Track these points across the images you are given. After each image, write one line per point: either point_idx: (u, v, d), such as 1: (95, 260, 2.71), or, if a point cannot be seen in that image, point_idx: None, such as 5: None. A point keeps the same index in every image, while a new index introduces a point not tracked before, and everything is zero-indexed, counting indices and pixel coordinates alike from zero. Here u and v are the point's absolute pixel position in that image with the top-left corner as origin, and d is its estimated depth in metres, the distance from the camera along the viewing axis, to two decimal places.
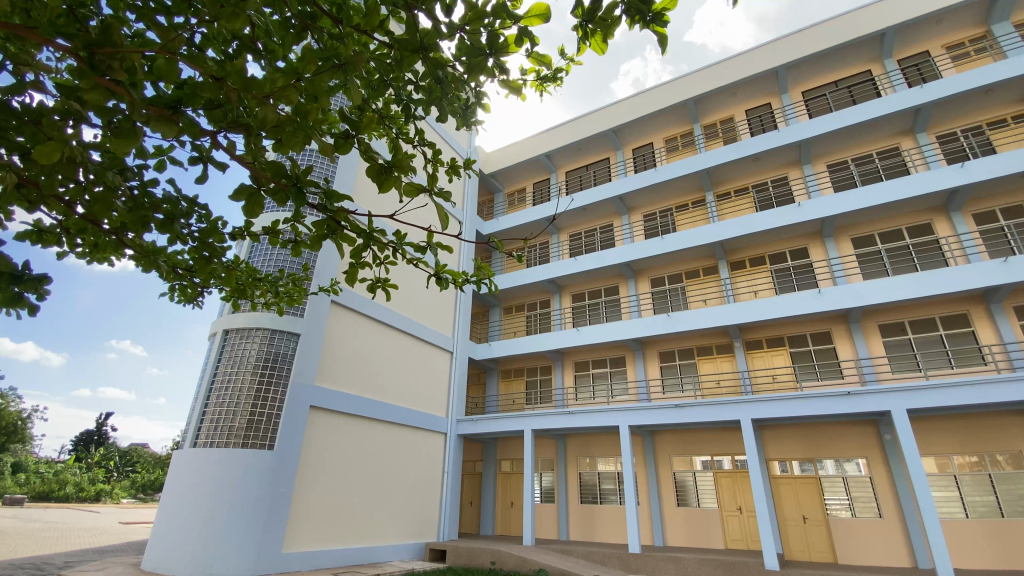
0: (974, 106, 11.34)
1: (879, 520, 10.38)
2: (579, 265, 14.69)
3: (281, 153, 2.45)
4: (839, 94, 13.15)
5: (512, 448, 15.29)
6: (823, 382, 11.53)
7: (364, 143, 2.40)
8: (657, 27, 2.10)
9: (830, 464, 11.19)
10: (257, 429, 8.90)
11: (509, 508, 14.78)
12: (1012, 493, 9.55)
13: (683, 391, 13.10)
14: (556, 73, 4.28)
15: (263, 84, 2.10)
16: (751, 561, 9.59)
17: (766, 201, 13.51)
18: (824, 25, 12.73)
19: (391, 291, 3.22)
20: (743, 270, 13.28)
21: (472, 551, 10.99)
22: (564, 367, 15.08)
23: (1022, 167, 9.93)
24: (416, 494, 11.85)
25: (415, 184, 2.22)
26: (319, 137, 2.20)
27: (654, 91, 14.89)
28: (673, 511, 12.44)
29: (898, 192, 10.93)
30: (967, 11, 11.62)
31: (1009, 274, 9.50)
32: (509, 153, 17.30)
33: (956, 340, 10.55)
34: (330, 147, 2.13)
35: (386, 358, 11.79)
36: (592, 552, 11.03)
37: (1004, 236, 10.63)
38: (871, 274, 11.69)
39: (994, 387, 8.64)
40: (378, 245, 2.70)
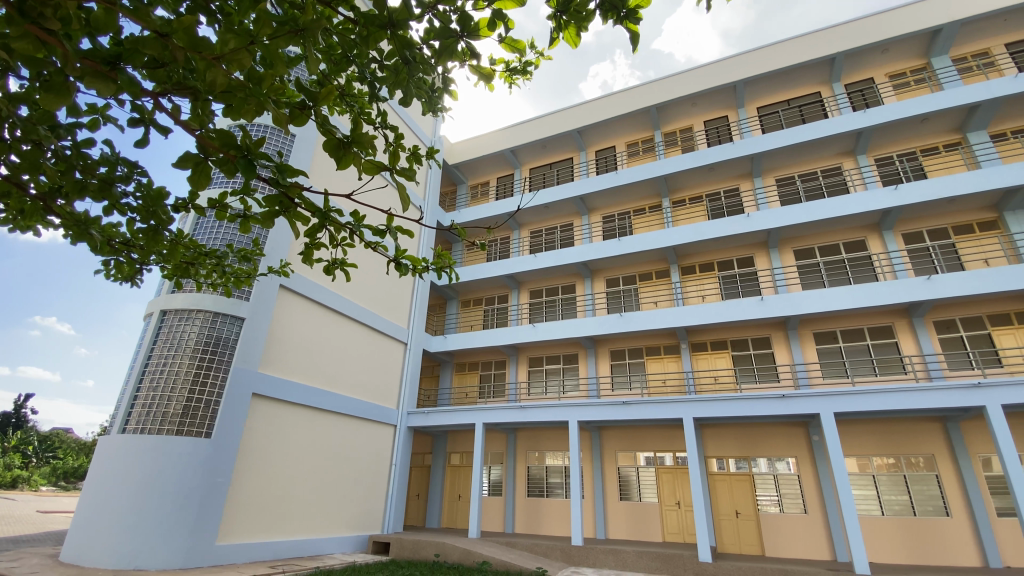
0: (911, 132, 12.18)
1: (803, 516, 11.08)
2: (538, 262, 14.80)
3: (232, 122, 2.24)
4: (790, 112, 13.84)
5: (462, 441, 15.28)
6: (760, 385, 12.14)
7: (321, 117, 2.26)
8: (631, 24, 2.17)
9: (763, 462, 11.82)
10: (193, 416, 8.48)
11: (456, 501, 14.78)
12: (924, 493, 10.40)
13: (631, 389, 13.47)
14: (525, 66, 4.30)
15: (214, 45, 1.96)
16: (687, 554, 10.02)
17: (718, 210, 14.05)
18: (782, 44, 13.31)
19: (347, 275, 3.13)
20: (693, 275, 13.77)
21: (417, 544, 10.89)
22: (518, 362, 15.18)
23: (947, 193, 10.77)
24: (361, 485, 11.66)
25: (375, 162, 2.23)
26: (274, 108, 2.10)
27: (619, 94, 15.15)
28: (616, 505, 12.83)
29: (838, 209, 11.63)
30: (909, 44, 12.46)
31: (931, 291, 10.30)
32: (474, 144, 17.16)
33: (881, 350, 11.37)
34: (283, 117, 2.07)
35: (337, 347, 11.52)
36: (535, 544, 11.19)
37: (928, 256, 11.53)
38: (810, 285, 12.40)
39: (912, 395, 9.36)
40: (333, 225, 2.63)
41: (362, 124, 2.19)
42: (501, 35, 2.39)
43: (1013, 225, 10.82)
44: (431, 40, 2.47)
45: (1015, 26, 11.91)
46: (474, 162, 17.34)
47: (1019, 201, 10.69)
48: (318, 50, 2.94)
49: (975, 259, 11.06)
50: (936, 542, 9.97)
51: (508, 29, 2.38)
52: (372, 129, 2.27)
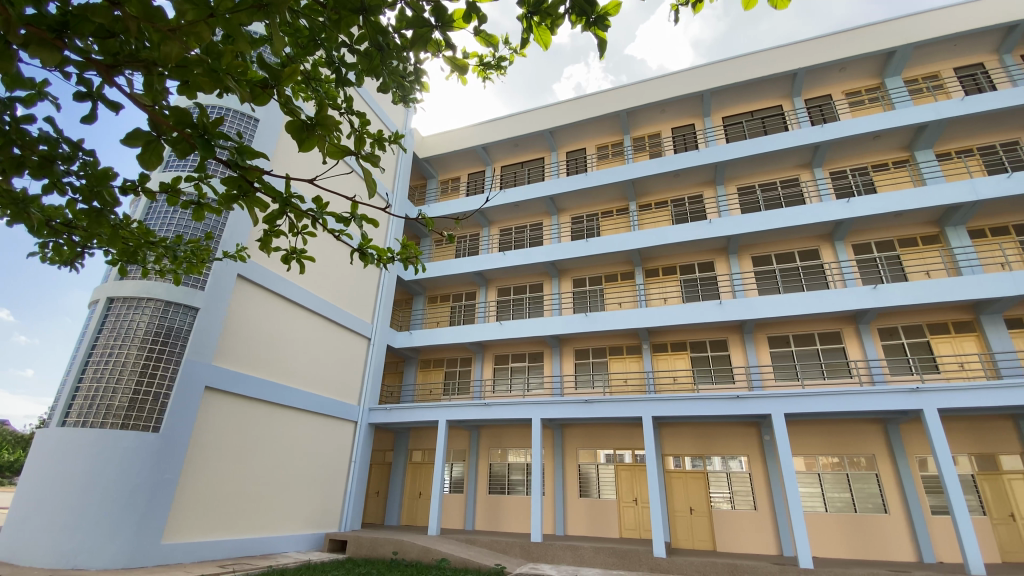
0: (864, 148, 12.81)
1: (753, 512, 11.54)
2: (506, 260, 14.82)
3: (190, 99, 2.15)
4: (753, 123, 14.33)
5: (424, 438, 15.16)
6: (717, 386, 12.54)
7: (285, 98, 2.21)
8: (599, 30, 2.23)
9: (717, 460, 12.22)
10: (140, 409, 8.10)
11: (417, 499, 14.68)
12: (864, 491, 11.00)
13: (593, 388, 13.69)
14: (499, 62, 4.31)
15: (171, 16, 1.87)
16: (642, 550, 10.27)
17: (681, 215, 14.42)
18: (748, 57, 13.76)
19: (309, 266, 3.05)
20: (656, 278, 14.10)
21: (375, 542, 10.73)
22: (483, 360, 15.18)
23: (895, 207, 11.39)
24: (319, 483, 11.43)
25: (339, 146, 2.18)
26: (233, 86, 2.01)
27: (591, 97, 15.32)
28: (576, 503, 13.02)
29: (794, 219, 12.14)
30: (865, 64, 13.11)
31: (876, 300, 10.89)
32: (446, 139, 17.03)
33: (830, 354, 11.94)
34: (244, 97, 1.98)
35: (297, 340, 11.24)
36: (495, 541, 11.23)
37: (875, 266, 12.18)
38: (765, 291, 12.90)
39: (855, 398, 9.89)
40: (294, 211, 2.55)
41: (327, 107, 2.18)
42: (475, 28, 2.46)
43: (953, 240, 11.54)
44: (403, 28, 2.46)
45: (961, 52, 12.70)
46: (445, 157, 17.20)
47: (959, 217, 11.42)
48: (284, 33, 2.87)
49: (917, 271, 11.75)
50: (874, 537, 10.58)
51: (482, 23, 2.44)
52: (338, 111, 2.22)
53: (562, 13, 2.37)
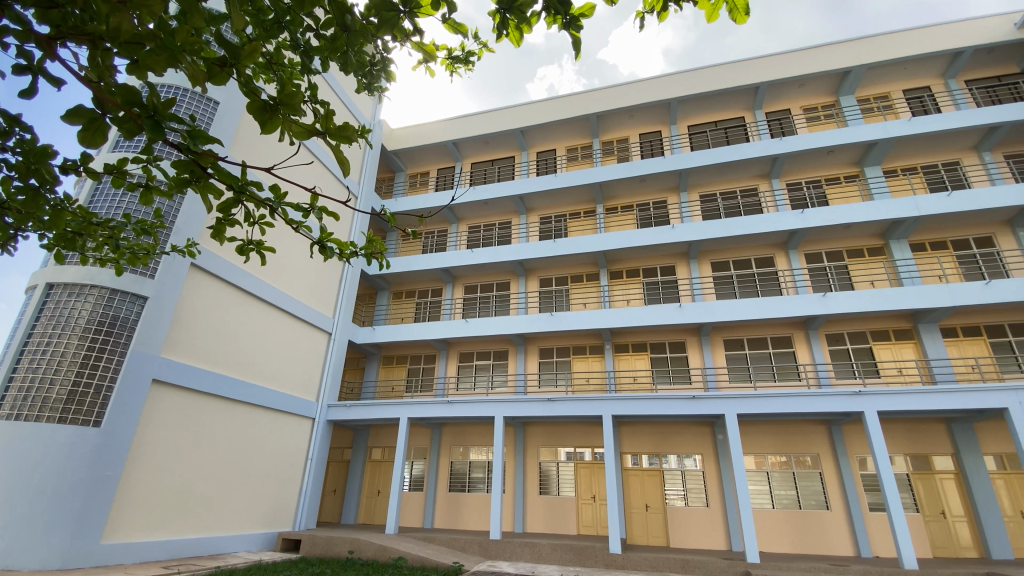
0: (819, 162, 13.44)
1: (705, 509, 11.94)
2: (474, 258, 14.77)
3: (141, 77, 2.03)
4: (716, 133, 14.81)
5: (385, 435, 14.95)
6: (675, 386, 12.90)
7: (244, 77, 2.10)
8: (573, 30, 2.25)
9: (673, 458, 12.58)
10: (80, 402, 7.67)
11: (376, 497, 14.49)
12: (808, 488, 11.56)
13: (556, 386, 13.84)
14: (467, 57, 4.31)
15: None
16: (598, 547, 10.44)
17: (646, 219, 14.75)
18: (714, 68, 14.19)
19: (265, 258, 2.95)
20: (620, 280, 14.37)
21: (330, 541, 10.52)
22: (447, 357, 15.08)
23: (844, 220, 12.01)
24: (272, 480, 11.11)
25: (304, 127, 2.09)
26: (187, 62, 1.90)
27: (563, 98, 15.46)
28: (535, 500, 13.13)
29: (752, 227, 12.63)
30: (822, 82, 13.76)
31: (825, 307, 11.45)
32: (415, 132, 16.80)
33: (781, 358, 12.48)
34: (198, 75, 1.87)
35: (253, 333, 10.88)
36: (453, 539, 11.19)
37: (825, 275, 12.80)
38: (723, 295, 13.36)
39: (802, 399, 10.37)
40: (249, 199, 2.47)
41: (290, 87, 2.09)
42: (444, 15, 2.47)
43: (896, 252, 12.25)
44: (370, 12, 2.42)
45: (910, 75, 13.49)
46: (414, 151, 16.99)
47: (902, 231, 12.13)
48: (246, 12, 2.73)
49: (863, 281, 12.43)
50: (816, 532, 11.14)
51: (451, 10, 2.44)
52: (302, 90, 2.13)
53: (536, 11, 2.37)
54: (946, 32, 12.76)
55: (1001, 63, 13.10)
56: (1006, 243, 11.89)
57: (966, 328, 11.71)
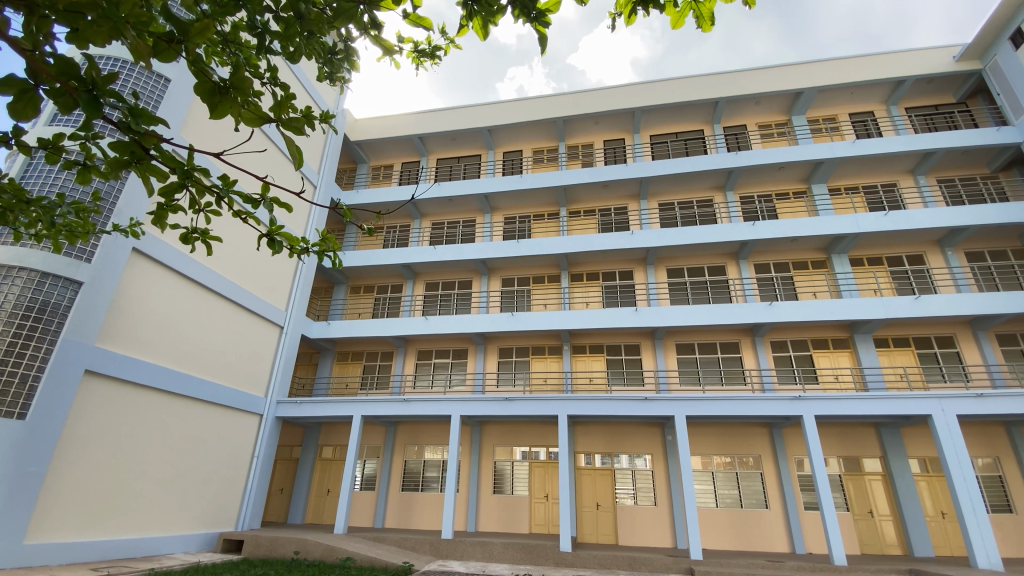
0: (770, 177, 14.12)
1: (654, 508, 12.31)
2: (436, 255, 14.63)
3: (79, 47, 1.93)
4: (677, 144, 15.32)
5: (337, 433, 14.62)
6: (628, 388, 13.24)
7: (194, 56, 2.04)
8: (539, 25, 2.31)
9: (624, 458, 12.91)
10: (4, 393, 7.05)
11: (325, 496, 14.14)
12: (750, 488, 12.13)
13: (515, 385, 13.95)
14: (434, 51, 4.30)
15: None
16: (549, 545, 10.58)
17: (607, 224, 15.07)
18: (678, 80, 14.67)
19: (209, 248, 2.86)
20: (580, 283, 14.63)
21: (274, 541, 10.18)
22: (405, 354, 14.89)
23: (791, 233, 12.68)
24: (215, 479, 10.67)
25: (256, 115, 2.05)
26: (130, 36, 1.83)
27: (531, 100, 15.56)
28: (489, 499, 13.17)
29: (707, 236, 13.14)
30: (777, 100, 14.47)
31: (771, 315, 12.04)
32: (380, 124, 16.49)
33: (729, 362, 13.04)
34: (141, 52, 1.80)
35: (199, 325, 10.42)
36: (405, 539, 11.05)
37: (772, 285, 13.47)
38: (677, 301, 13.83)
39: (747, 403, 10.87)
40: (194, 185, 2.38)
41: (242, 69, 2.04)
42: (405, 10, 2.48)
43: (837, 266, 13.03)
44: None
45: (856, 99, 14.38)
46: (379, 143, 16.69)
47: (843, 246, 12.92)
48: None
49: (806, 292, 13.15)
50: (755, 530, 11.69)
51: (413, 5, 2.46)
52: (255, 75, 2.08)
53: (502, 5, 2.40)
54: (890, 61, 13.67)
55: (937, 94, 14.15)
56: (934, 261, 12.86)
57: (896, 338, 12.60)
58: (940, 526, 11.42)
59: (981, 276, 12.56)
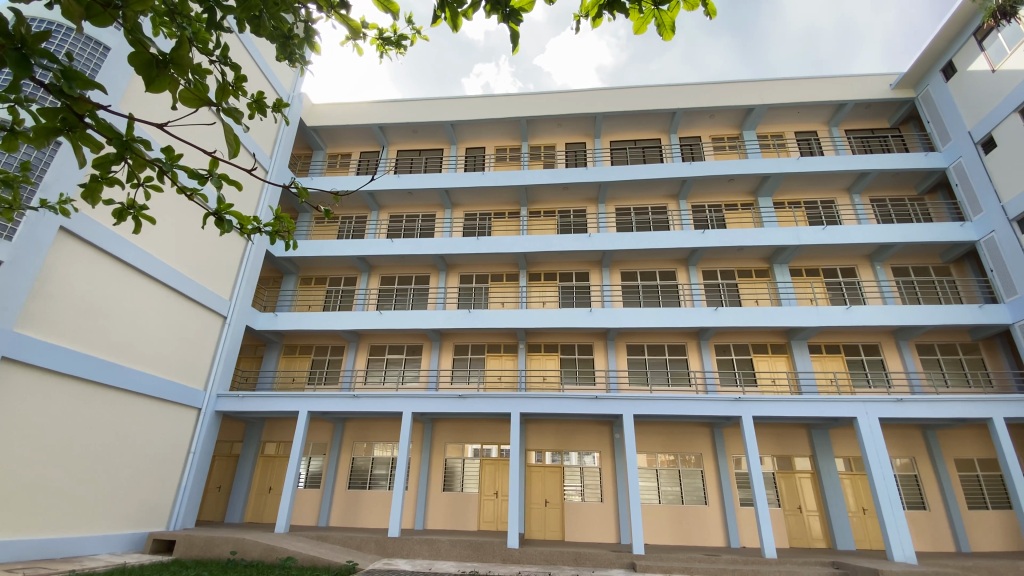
0: (721, 188, 14.76)
1: (600, 504, 12.60)
2: (393, 248, 14.38)
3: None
4: (635, 150, 15.77)
5: (282, 429, 14.12)
6: (580, 387, 13.49)
7: (131, 23, 1.92)
8: (512, 23, 2.33)
9: (574, 456, 13.16)
10: None
11: (266, 494, 13.63)
12: (691, 485, 12.65)
13: (469, 382, 13.93)
14: (399, 40, 4.25)
15: None
16: (496, 542, 10.63)
17: (566, 226, 15.30)
18: (639, 89, 15.05)
19: (148, 226, 2.69)
20: (537, 282, 14.77)
21: (209, 541, 9.71)
22: (357, 349, 14.58)
23: (737, 242, 13.29)
24: (146, 475, 10.08)
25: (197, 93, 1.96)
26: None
27: (496, 98, 15.56)
28: (438, 496, 13.11)
29: (660, 241, 13.58)
30: (730, 115, 15.13)
31: (716, 320, 12.59)
32: (340, 110, 16.01)
33: (676, 364, 13.55)
34: (72, 14, 1.67)
35: (133, 313, 9.80)
36: (349, 538, 10.82)
37: (718, 291, 14.09)
38: (629, 303, 14.21)
39: (691, 403, 11.32)
40: (132, 157, 2.24)
41: (183, 41, 1.94)
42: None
43: (778, 275, 13.79)
44: None
45: (801, 119, 15.26)
46: (337, 130, 16.23)
47: (784, 256, 13.67)
48: None
49: (749, 299, 13.84)
50: (694, 525, 12.21)
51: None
52: (197, 49, 1.98)
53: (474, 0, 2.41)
54: (834, 85, 14.57)
55: (874, 118, 15.21)
56: (864, 275, 13.83)
57: (828, 345, 13.49)
58: (861, 521, 12.31)
59: (905, 290, 13.60)
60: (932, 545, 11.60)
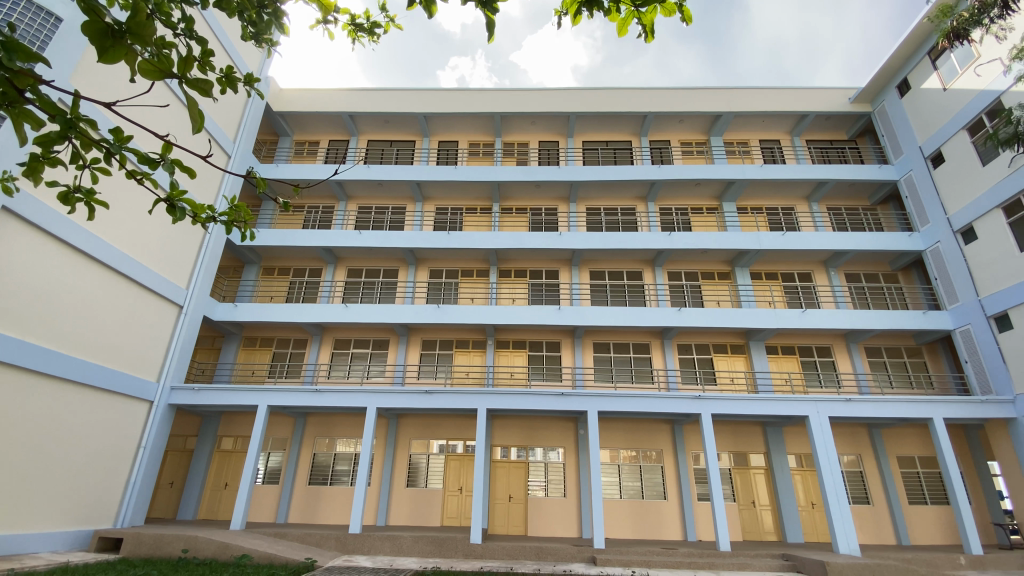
0: (688, 192, 15.10)
1: (563, 499, 12.74)
2: (361, 240, 14.10)
3: None
4: (607, 151, 15.95)
5: (239, 423, 13.66)
6: (546, 383, 13.59)
7: None
8: (489, 12, 2.29)
9: (538, 451, 13.25)
10: None
11: (221, 490, 13.18)
12: (651, 480, 12.94)
13: (436, 378, 13.81)
14: (372, 27, 4.13)
15: None
16: (459, 538, 10.60)
17: (538, 223, 15.34)
18: (613, 90, 15.19)
19: (96, 212, 2.54)
20: (508, 279, 14.76)
21: (159, 539, 9.31)
22: (321, 343, 14.23)
23: (702, 244, 13.64)
24: (92, 470, 9.57)
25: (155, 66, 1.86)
26: None
27: (470, 92, 15.41)
28: (401, 492, 12.97)
29: (628, 242, 13.79)
30: (699, 120, 15.48)
31: (679, 320, 12.88)
32: (308, 96, 15.54)
33: (640, 362, 13.80)
34: None
35: (81, 299, 9.27)
36: (308, 534, 10.58)
37: (683, 292, 14.42)
38: (597, 302, 14.39)
39: (654, 400, 11.55)
40: (78, 136, 2.11)
41: (141, 11, 1.84)
42: None
43: (739, 278, 14.22)
44: None
45: (766, 127, 15.76)
46: (305, 117, 15.74)
47: (746, 260, 14.10)
48: None
49: (711, 300, 14.24)
50: (653, 519, 12.50)
51: None
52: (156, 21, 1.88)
53: None
54: (798, 96, 15.10)
55: (833, 130, 15.85)
56: (820, 280, 14.42)
57: (785, 347, 14.03)
58: (810, 514, 12.88)
59: (857, 295, 14.25)
60: (875, 537, 12.25)
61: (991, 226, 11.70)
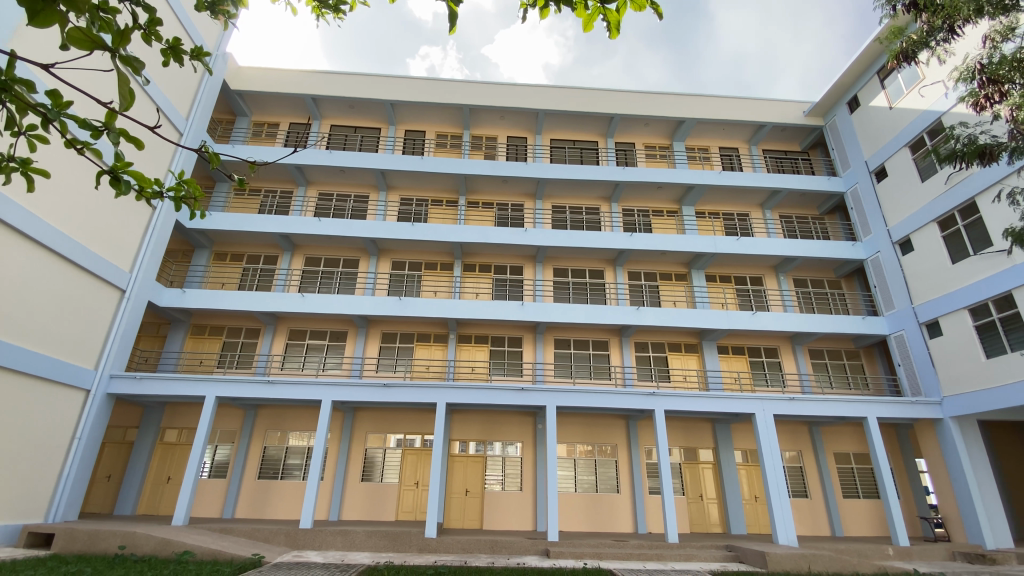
0: (650, 195, 15.47)
1: (519, 493, 12.86)
2: (321, 228, 13.68)
3: None
4: (573, 150, 16.11)
5: (185, 415, 13.04)
6: (507, 378, 13.65)
7: None
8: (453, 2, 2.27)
9: (497, 446, 13.30)
10: None
11: (163, 485, 12.56)
12: (606, 474, 13.23)
13: (395, 371, 13.62)
14: (338, 5, 4.01)
15: None
16: (414, 532, 10.52)
17: (503, 219, 15.33)
18: (582, 90, 15.34)
19: (34, 182, 2.35)
20: (472, 273, 14.70)
21: (94, 535, 8.77)
22: (274, 333, 13.76)
23: (661, 245, 14.01)
24: (19, 463, 8.91)
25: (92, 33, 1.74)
26: None
27: (440, 82, 15.17)
28: (355, 486, 12.75)
29: (591, 241, 13.98)
30: (663, 125, 15.85)
31: (637, 318, 13.20)
32: (268, 76, 14.93)
33: (599, 359, 14.05)
34: None
35: (10, 279, 8.57)
36: (256, 530, 10.25)
37: (642, 292, 14.79)
38: (560, 299, 14.56)
39: (611, 397, 11.79)
40: (12, 100, 1.94)
41: None
42: None
43: (695, 280, 14.70)
44: None
45: (725, 135, 16.31)
46: (263, 97, 15.10)
47: (702, 263, 14.57)
48: None
49: (668, 300, 14.67)
50: (606, 513, 12.79)
51: None
52: None
53: None
54: (756, 106, 15.68)
55: (788, 141, 16.57)
56: (770, 284, 15.07)
57: (735, 347, 14.63)
58: (753, 507, 13.50)
59: (803, 300, 15.00)
60: (811, 529, 12.99)
61: (926, 239, 12.54)
